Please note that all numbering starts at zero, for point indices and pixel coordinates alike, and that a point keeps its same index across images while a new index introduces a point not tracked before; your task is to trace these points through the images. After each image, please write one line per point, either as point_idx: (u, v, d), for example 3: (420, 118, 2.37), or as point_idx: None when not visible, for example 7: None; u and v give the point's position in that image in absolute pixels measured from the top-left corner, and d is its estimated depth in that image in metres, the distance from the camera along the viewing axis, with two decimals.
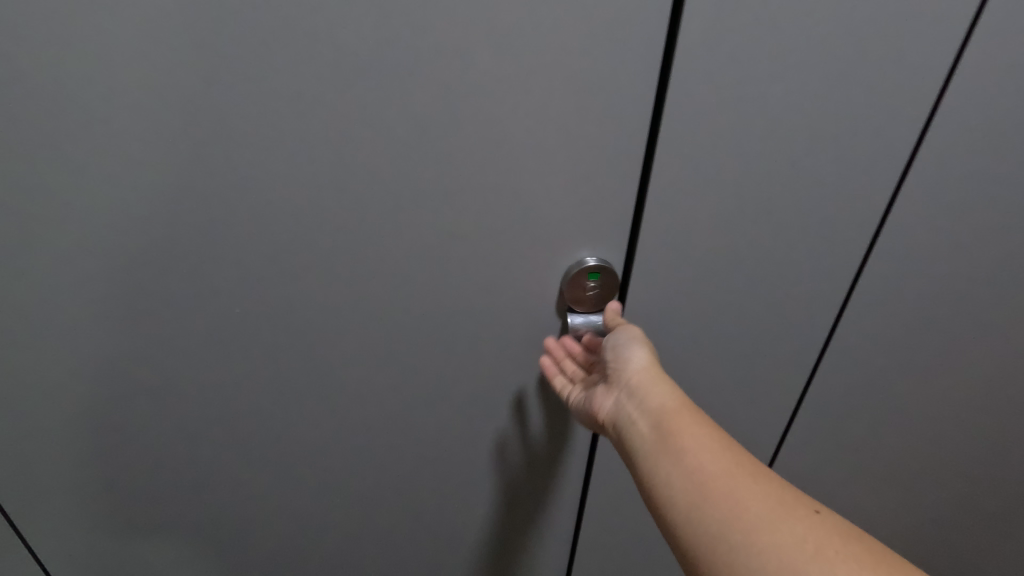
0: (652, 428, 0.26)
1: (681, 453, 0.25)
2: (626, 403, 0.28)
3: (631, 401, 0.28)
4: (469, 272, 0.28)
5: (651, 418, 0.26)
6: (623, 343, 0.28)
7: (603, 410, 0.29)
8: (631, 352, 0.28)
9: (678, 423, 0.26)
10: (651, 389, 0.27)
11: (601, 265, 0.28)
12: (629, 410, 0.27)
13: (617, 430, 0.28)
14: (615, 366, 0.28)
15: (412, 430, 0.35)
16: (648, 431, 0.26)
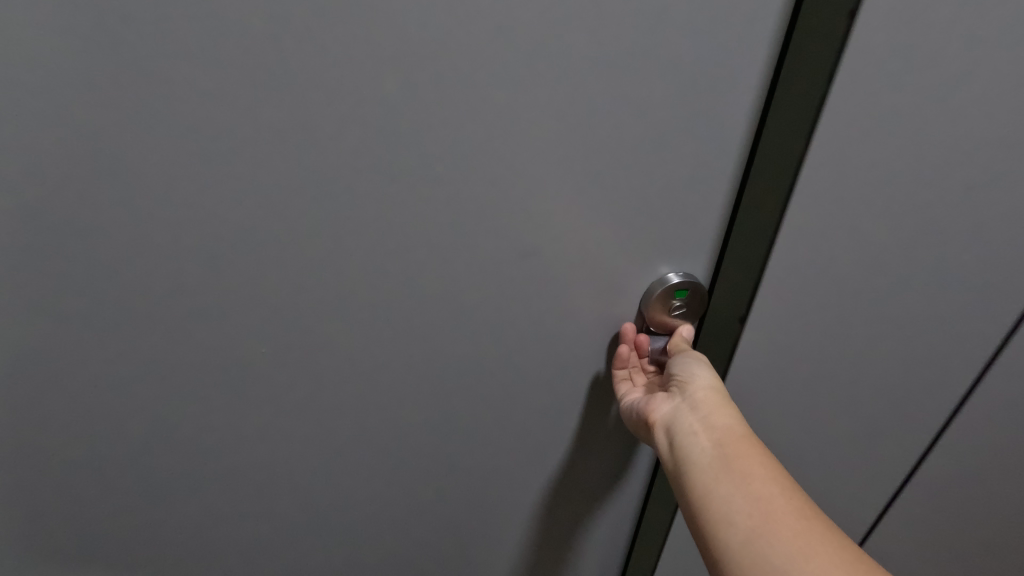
0: (714, 447, 0.26)
1: (739, 472, 0.24)
2: (694, 425, 0.27)
3: (693, 414, 0.28)
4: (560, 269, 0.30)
5: (713, 435, 0.26)
6: (690, 362, 0.29)
7: (664, 426, 0.29)
8: (696, 371, 0.29)
9: (740, 444, 0.25)
10: (716, 407, 0.27)
11: (685, 284, 0.30)
12: (691, 424, 0.27)
13: (673, 444, 0.28)
14: (682, 384, 0.29)
15: (473, 413, 0.35)
16: (708, 448, 0.26)
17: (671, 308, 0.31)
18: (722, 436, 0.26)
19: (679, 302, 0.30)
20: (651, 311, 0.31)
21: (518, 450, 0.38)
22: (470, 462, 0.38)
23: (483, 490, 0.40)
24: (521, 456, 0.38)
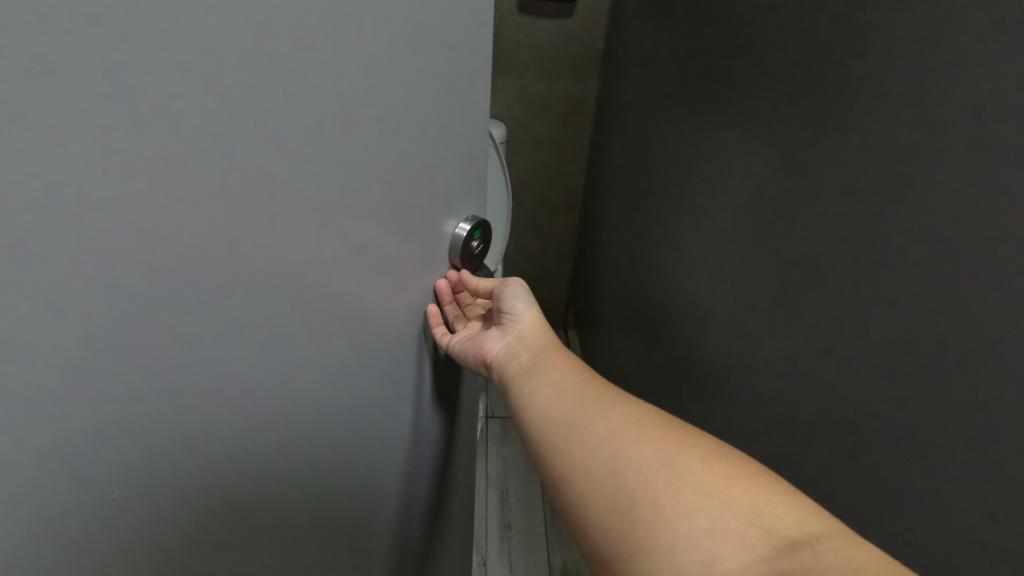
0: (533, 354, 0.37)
1: (551, 362, 0.36)
2: (515, 344, 0.38)
3: (513, 334, 0.39)
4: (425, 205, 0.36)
5: (525, 346, 0.38)
6: (513, 295, 0.40)
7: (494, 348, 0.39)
8: (517, 302, 0.39)
9: (544, 346, 0.37)
10: (528, 326, 0.39)
11: (480, 223, 0.42)
12: (512, 343, 0.38)
13: (498, 362, 0.38)
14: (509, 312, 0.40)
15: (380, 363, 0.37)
16: (522, 354, 0.37)
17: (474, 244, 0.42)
18: (536, 344, 0.38)
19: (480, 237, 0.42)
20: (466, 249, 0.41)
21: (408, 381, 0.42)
22: (385, 408, 0.40)
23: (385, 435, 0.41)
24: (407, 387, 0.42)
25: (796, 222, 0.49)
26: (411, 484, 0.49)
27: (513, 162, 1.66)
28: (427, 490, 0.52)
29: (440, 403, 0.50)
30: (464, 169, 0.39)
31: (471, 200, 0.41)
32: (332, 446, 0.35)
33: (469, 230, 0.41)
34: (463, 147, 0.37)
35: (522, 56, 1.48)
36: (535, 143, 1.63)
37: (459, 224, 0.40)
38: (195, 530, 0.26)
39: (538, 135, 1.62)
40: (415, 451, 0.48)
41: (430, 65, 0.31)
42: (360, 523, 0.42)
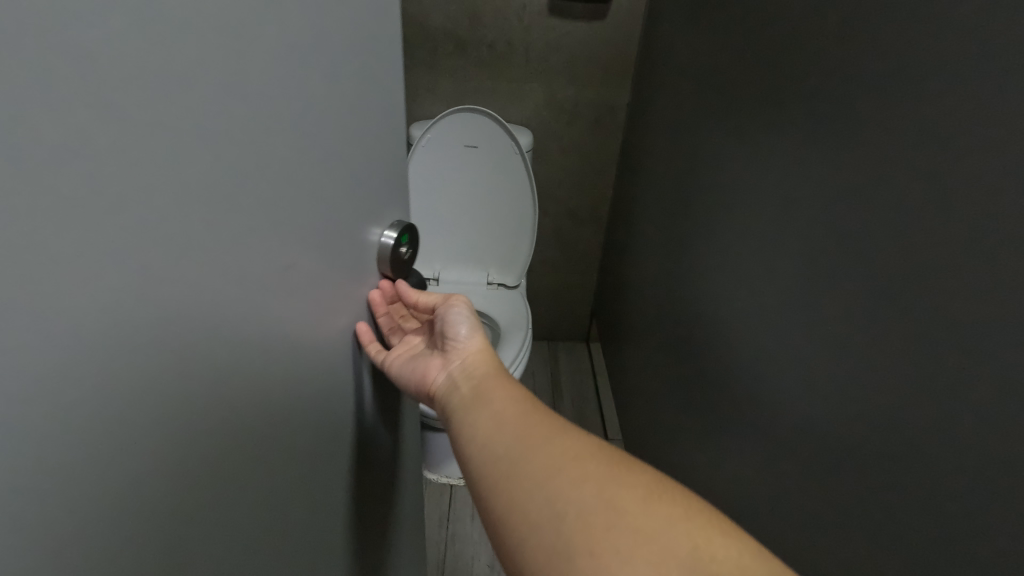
0: (468, 379, 0.53)
1: (494, 404, 0.49)
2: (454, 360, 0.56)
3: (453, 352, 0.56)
4: (325, 179, 0.43)
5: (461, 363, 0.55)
6: (451, 320, 0.57)
7: (438, 374, 0.55)
8: (455, 325, 0.57)
9: (476, 363, 0.55)
10: (465, 344, 0.56)
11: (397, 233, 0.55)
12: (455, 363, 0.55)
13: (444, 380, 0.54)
14: (458, 347, 0.56)
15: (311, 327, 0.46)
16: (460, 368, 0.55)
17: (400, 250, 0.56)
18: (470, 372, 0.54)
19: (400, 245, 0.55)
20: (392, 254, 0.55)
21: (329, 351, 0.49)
22: (316, 367, 0.47)
23: (320, 394, 0.49)
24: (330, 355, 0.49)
25: (925, 229, 0.54)
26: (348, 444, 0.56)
27: (539, 171, 1.66)
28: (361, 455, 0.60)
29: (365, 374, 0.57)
30: (363, 180, 0.49)
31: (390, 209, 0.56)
32: (290, 405, 0.44)
33: (394, 238, 0.55)
34: (356, 156, 0.47)
35: (551, 63, 1.48)
36: (562, 152, 1.63)
37: (385, 233, 0.54)
38: (179, 464, 0.33)
39: (566, 144, 1.62)
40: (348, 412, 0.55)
41: (329, 84, 0.41)
42: (320, 470, 0.51)
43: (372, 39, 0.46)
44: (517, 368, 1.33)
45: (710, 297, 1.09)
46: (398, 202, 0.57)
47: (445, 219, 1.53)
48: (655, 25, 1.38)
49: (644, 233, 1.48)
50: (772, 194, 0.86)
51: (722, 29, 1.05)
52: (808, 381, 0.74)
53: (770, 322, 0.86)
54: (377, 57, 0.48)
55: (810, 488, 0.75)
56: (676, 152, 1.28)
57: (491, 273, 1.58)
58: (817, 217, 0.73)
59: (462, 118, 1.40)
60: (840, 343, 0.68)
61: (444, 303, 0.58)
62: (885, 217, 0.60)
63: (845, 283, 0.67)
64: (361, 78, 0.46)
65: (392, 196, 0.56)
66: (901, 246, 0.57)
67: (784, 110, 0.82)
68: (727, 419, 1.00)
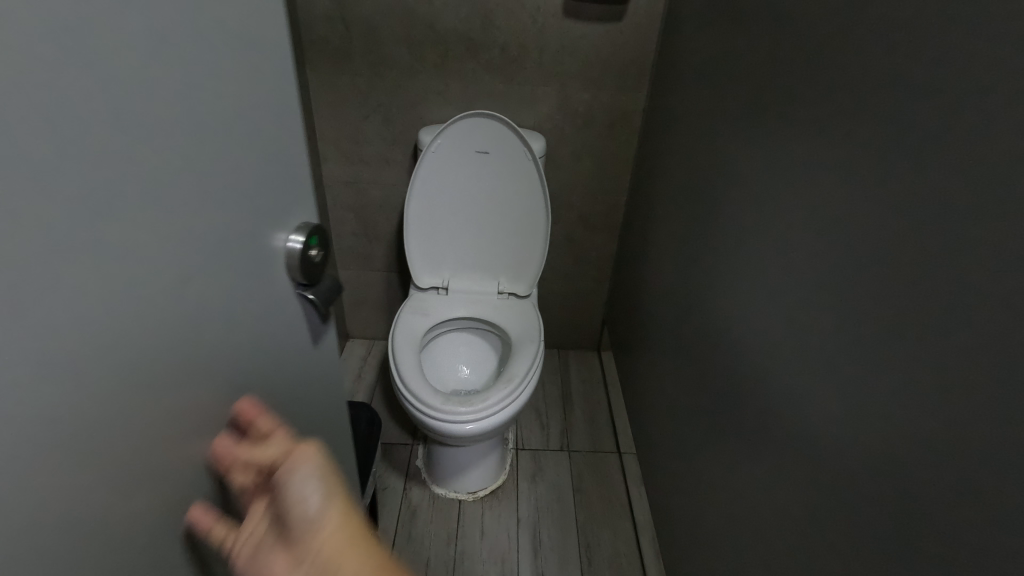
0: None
1: None
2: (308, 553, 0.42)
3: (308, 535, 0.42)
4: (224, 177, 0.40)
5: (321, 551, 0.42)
6: (300, 492, 0.43)
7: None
8: (306, 496, 0.43)
9: (338, 551, 0.43)
10: (320, 521, 0.43)
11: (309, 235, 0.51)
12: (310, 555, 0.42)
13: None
14: (310, 531, 0.42)
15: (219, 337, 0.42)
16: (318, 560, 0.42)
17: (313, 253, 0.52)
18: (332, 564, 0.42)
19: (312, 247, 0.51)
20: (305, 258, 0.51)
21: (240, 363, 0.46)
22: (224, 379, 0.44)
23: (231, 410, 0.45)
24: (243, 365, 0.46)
25: (984, 246, 0.50)
26: None
27: (550, 177, 1.61)
28: None
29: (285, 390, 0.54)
30: (266, 191, 0.46)
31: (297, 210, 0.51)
32: (193, 419, 0.41)
33: (304, 242, 0.51)
34: (256, 168, 0.44)
35: (565, 66, 1.44)
36: (575, 157, 1.58)
37: (293, 239, 0.50)
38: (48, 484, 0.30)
39: (579, 149, 1.57)
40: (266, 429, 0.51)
41: (224, 70, 0.38)
42: (231, 494, 0.47)
43: (266, 42, 0.43)
44: (529, 382, 1.28)
45: (727, 312, 1.03)
46: (307, 205, 0.53)
47: (455, 226, 1.48)
48: (673, 27, 1.33)
49: (659, 242, 1.42)
50: (798, 205, 0.81)
51: (746, 31, 1.00)
52: (840, 408, 0.69)
53: (797, 341, 0.80)
54: (274, 60, 0.44)
55: (839, 516, 0.70)
56: (692, 159, 1.23)
57: (501, 282, 1.52)
58: (854, 231, 0.68)
59: (474, 123, 1.37)
60: (877, 368, 0.63)
61: (283, 467, 0.43)
62: (932, 236, 0.56)
63: (886, 300, 0.62)
64: (261, 68, 0.43)
65: (299, 196, 0.51)
66: (952, 267, 0.53)
67: (814, 115, 0.77)
68: (747, 442, 0.94)
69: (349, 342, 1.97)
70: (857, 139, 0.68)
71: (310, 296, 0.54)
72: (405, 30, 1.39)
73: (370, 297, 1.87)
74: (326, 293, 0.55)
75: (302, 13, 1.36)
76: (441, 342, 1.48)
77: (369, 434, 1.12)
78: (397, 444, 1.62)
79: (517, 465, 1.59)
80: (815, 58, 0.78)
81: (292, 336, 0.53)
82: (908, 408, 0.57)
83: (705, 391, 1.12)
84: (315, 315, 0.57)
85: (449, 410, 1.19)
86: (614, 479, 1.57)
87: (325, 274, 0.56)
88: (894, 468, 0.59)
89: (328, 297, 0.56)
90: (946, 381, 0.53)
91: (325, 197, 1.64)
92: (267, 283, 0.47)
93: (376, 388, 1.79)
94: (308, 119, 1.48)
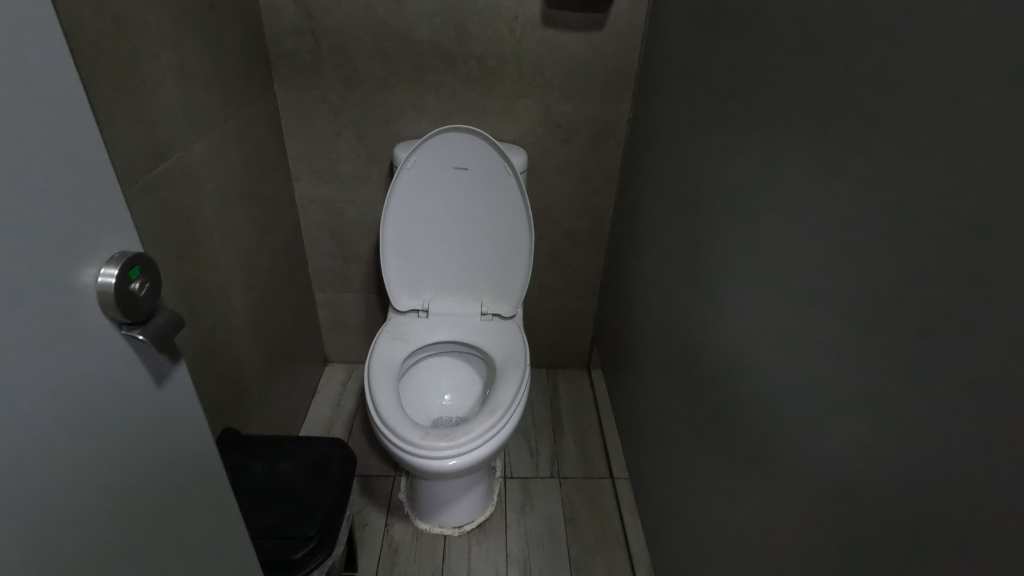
0: None
1: None
2: None
3: None
4: None
5: None
6: None
7: None
8: None
9: None
10: None
11: (131, 261, 0.40)
12: None
13: None
14: None
15: None
16: None
17: (136, 284, 0.40)
18: None
19: (135, 277, 0.40)
20: (125, 293, 0.39)
21: (28, 435, 0.35)
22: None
23: (15, 497, 0.34)
24: (35, 435, 0.35)
25: (1006, 274, 0.43)
26: (94, 554, 0.41)
27: (533, 192, 1.55)
28: (130, 559, 0.45)
29: (113, 456, 0.42)
30: (46, 228, 0.35)
31: (110, 238, 0.39)
32: None
33: (119, 275, 0.39)
34: (20, 198, 0.33)
35: (545, 77, 1.38)
36: (558, 171, 1.52)
37: (104, 272, 0.38)
38: None
39: (562, 163, 1.51)
40: (87, 510, 0.40)
41: None
42: None
43: (32, 35, 0.32)
44: (513, 411, 1.21)
45: (720, 334, 0.97)
46: (125, 232, 0.41)
47: (434, 245, 1.41)
48: (656, 35, 1.28)
49: (646, 259, 1.36)
50: (790, 220, 0.75)
51: (733, 36, 0.95)
52: (840, 444, 0.63)
53: (791, 368, 0.74)
54: (39, 52, 0.33)
55: (834, 556, 0.64)
56: (680, 171, 1.17)
57: (485, 304, 1.46)
58: (847, 250, 0.62)
59: (451, 138, 1.30)
60: (878, 402, 0.57)
61: None
62: (940, 256, 0.50)
63: (883, 323, 0.56)
64: (21, 57, 0.32)
65: (111, 220, 0.39)
66: (965, 291, 0.47)
67: (806, 124, 0.72)
68: (744, 475, 0.88)
69: (328, 366, 1.89)
70: (849, 149, 0.62)
71: (139, 336, 0.41)
72: (377, 42, 1.32)
73: (348, 320, 1.79)
74: (164, 330, 0.43)
75: (269, 25, 1.29)
76: (417, 371, 1.40)
77: (342, 473, 1.04)
78: (378, 475, 1.54)
79: (504, 494, 1.51)
80: (803, 63, 0.72)
81: (116, 398, 0.42)
82: (916, 447, 0.51)
83: (698, 417, 1.06)
84: (158, 360, 0.45)
85: (429, 445, 1.11)
86: (606, 506, 1.50)
87: (161, 306, 0.43)
88: (903, 520, 0.53)
89: (167, 336, 0.43)
90: (960, 419, 0.47)
91: (299, 217, 1.57)
92: (56, 343, 0.36)
93: (356, 415, 1.71)
94: (278, 137, 1.41)
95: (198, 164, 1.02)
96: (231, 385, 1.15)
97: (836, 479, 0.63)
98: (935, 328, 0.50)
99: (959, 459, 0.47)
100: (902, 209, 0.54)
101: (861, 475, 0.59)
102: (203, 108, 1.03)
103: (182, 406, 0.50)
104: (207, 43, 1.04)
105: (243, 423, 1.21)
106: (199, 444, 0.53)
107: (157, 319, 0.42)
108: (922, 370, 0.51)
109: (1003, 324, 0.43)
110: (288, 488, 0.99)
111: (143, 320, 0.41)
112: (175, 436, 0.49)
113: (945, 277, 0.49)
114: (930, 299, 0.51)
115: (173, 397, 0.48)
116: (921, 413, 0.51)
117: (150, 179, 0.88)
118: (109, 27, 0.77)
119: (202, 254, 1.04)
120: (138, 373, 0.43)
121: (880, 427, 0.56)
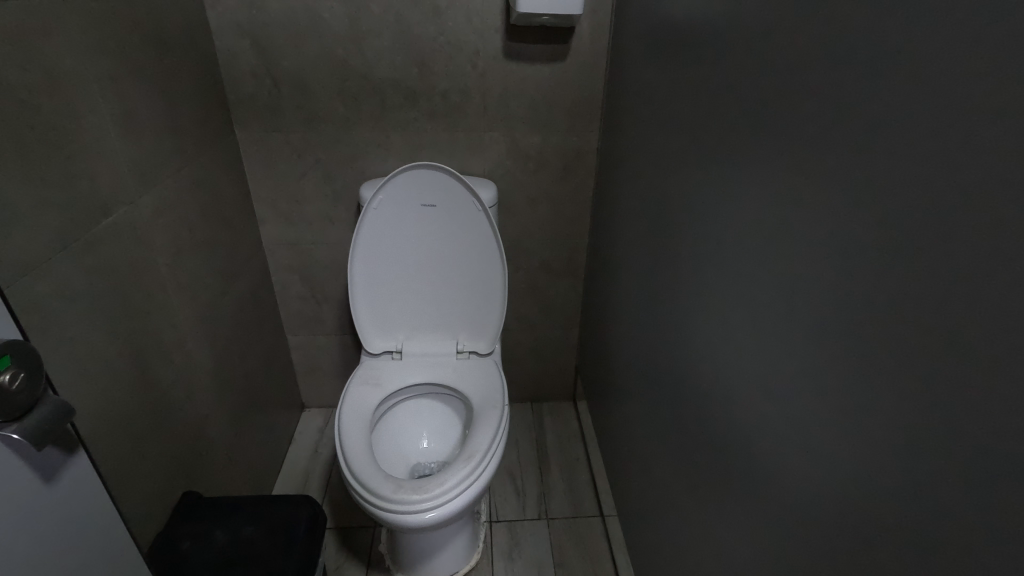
0: None
1: None
2: None
3: None
4: None
5: None
6: None
7: None
8: None
9: None
10: None
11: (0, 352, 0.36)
12: None
13: None
14: None
15: None
16: None
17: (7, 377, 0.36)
18: None
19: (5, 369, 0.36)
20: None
21: None
22: None
23: None
24: None
25: (970, 310, 0.41)
26: None
27: (506, 224, 1.52)
28: None
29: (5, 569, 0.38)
30: None
31: None
32: None
33: None
34: None
35: (511, 110, 1.36)
36: (530, 203, 1.50)
37: None
38: None
39: (533, 194, 1.49)
40: None
41: None
42: None
43: None
44: (492, 455, 1.16)
45: (700, 368, 0.93)
46: None
47: (406, 284, 1.37)
48: (620, 65, 1.27)
49: (624, 288, 1.33)
50: (763, 251, 0.72)
51: (695, 63, 0.93)
52: (826, 492, 0.58)
53: (772, 406, 0.70)
54: None
55: None
56: (652, 200, 1.15)
57: (461, 341, 1.41)
58: (819, 283, 0.59)
59: (416, 176, 1.27)
60: (858, 446, 0.53)
61: None
62: (911, 289, 0.46)
63: (857, 364, 0.53)
64: None
65: None
66: (930, 328, 0.44)
67: (770, 151, 0.69)
68: (731, 517, 0.83)
69: (305, 412, 1.83)
70: (813, 179, 0.60)
71: (14, 436, 0.37)
72: (338, 82, 1.30)
73: (323, 363, 1.73)
74: (47, 424, 0.38)
75: (227, 70, 1.27)
76: (394, 416, 1.35)
77: (310, 533, 0.98)
78: (358, 527, 1.47)
79: (491, 540, 1.45)
80: (766, 91, 0.70)
81: None
82: (898, 499, 0.47)
83: (683, 454, 1.02)
84: (49, 454, 0.41)
85: (402, 499, 1.05)
86: (597, 547, 1.44)
87: (44, 397, 0.39)
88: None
89: (52, 431, 0.39)
90: (943, 471, 0.43)
91: (267, 260, 1.53)
92: None
93: (335, 462, 1.65)
94: (241, 181, 1.38)
95: (149, 217, 0.98)
96: (193, 444, 1.10)
97: (824, 532, 0.59)
98: (904, 370, 0.47)
99: (943, 509, 0.43)
100: (865, 241, 0.51)
101: (848, 528, 0.55)
102: (154, 160, 1.00)
103: (91, 497, 0.45)
104: (156, 90, 1.01)
105: (206, 483, 1.15)
106: (117, 536, 0.49)
107: (38, 412, 0.38)
108: (897, 414, 0.48)
109: (969, 365, 0.41)
110: (250, 556, 0.93)
111: (17, 419, 0.37)
112: (86, 532, 0.45)
113: (915, 314, 0.46)
114: (897, 337, 0.48)
115: (79, 488, 0.44)
116: (900, 460, 0.47)
117: (92, 235, 0.84)
118: (38, 83, 0.74)
119: (156, 309, 0.99)
120: (21, 471, 0.39)
121: (864, 478, 0.52)
